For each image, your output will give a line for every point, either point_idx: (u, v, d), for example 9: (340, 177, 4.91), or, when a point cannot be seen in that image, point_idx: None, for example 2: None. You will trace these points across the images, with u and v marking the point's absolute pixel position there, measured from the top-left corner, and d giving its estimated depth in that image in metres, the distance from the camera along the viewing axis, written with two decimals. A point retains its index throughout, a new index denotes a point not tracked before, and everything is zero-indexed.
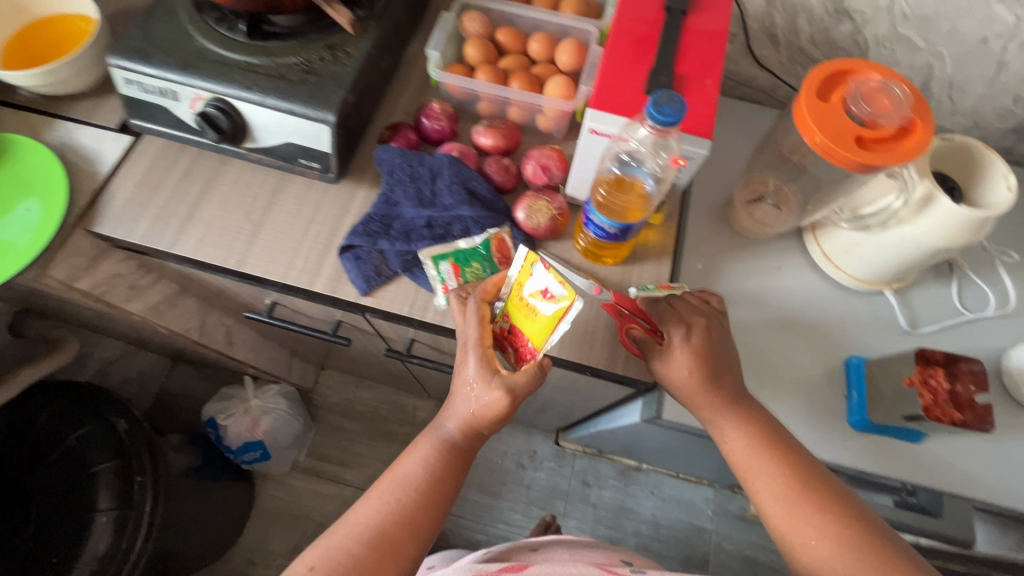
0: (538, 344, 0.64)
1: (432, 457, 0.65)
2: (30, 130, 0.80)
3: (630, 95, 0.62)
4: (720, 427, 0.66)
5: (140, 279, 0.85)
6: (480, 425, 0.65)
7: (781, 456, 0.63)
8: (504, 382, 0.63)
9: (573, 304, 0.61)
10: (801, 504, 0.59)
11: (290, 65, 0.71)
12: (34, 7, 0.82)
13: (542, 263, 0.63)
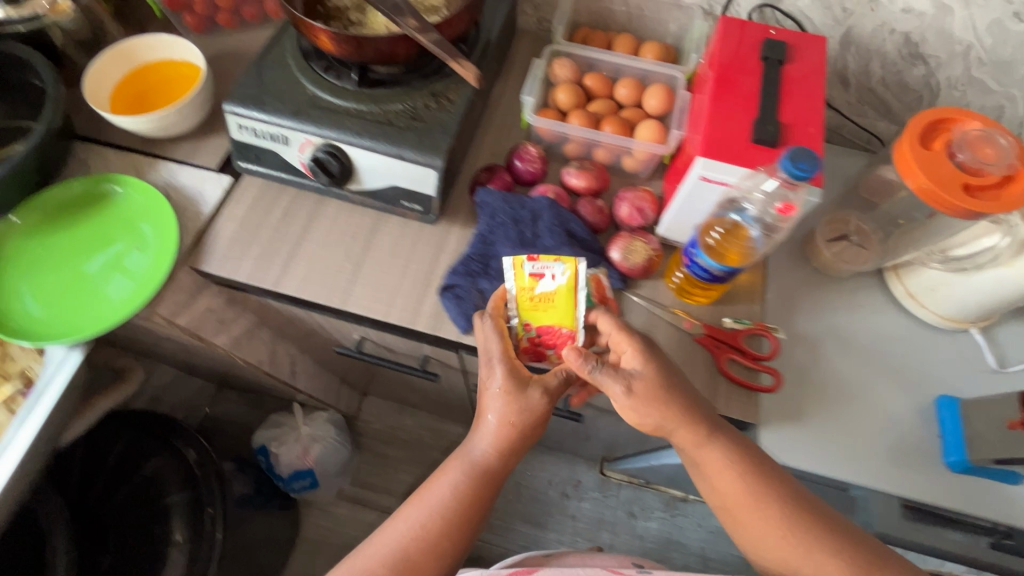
0: (570, 322, 0.69)
1: (464, 479, 0.66)
2: (135, 170, 0.84)
3: (739, 141, 0.65)
4: (703, 454, 0.65)
5: (227, 311, 0.87)
6: (510, 443, 0.67)
7: (775, 487, 0.63)
8: (534, 396, 0.66)
9: (576, 267, 0.69)
10: (789, 539, 0.61)
11: (397, 112, 0.73)
12: (141, 53, 0.85)
13: (529, 260, 0.69)
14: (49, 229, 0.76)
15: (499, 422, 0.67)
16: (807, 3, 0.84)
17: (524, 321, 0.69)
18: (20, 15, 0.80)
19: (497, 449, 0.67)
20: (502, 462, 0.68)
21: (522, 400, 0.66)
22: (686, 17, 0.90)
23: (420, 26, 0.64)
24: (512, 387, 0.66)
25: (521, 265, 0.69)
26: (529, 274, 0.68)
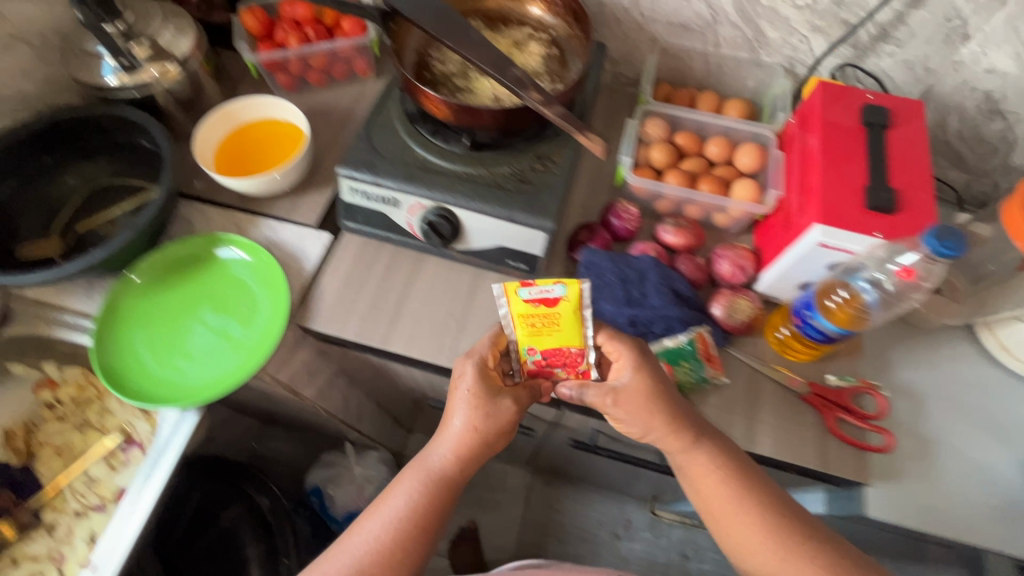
0: (579, 341, 0.65)
1: (415, 489, 0.66)
2: (237, 227, 0.85)
3: (853, 208, 0.66)
4: (692, 459, 0.64)
5: (308, 359, 0.87)
6: (475, 451, 0.67)
7: (746, 491, 0.62)
8: (499, 405, 0.66)
9: (578, 286, 0.63)
10: (766, 542, 0.60)
11: (505, 175, 0.76)
12: (243, 115, 0.88)
13: (524, 286, 0.62)
14: (160, 291, 0.78)
15: (465, 429, 0.66)
16: (890, 62, 0.86)
17: (526, 348, 0.66)
18: (132, 82, 0.82)
19: (454, 454, 0.66)
20: (465, 470, 0.67)
21: (488, 407, 0.65)
22: (767, 74, 0.93)
23: (540, 98, 0.67)
24: (478, 395, 0.65)
25: (518, 292, 0.62)
26: (528, 300, 0.62)
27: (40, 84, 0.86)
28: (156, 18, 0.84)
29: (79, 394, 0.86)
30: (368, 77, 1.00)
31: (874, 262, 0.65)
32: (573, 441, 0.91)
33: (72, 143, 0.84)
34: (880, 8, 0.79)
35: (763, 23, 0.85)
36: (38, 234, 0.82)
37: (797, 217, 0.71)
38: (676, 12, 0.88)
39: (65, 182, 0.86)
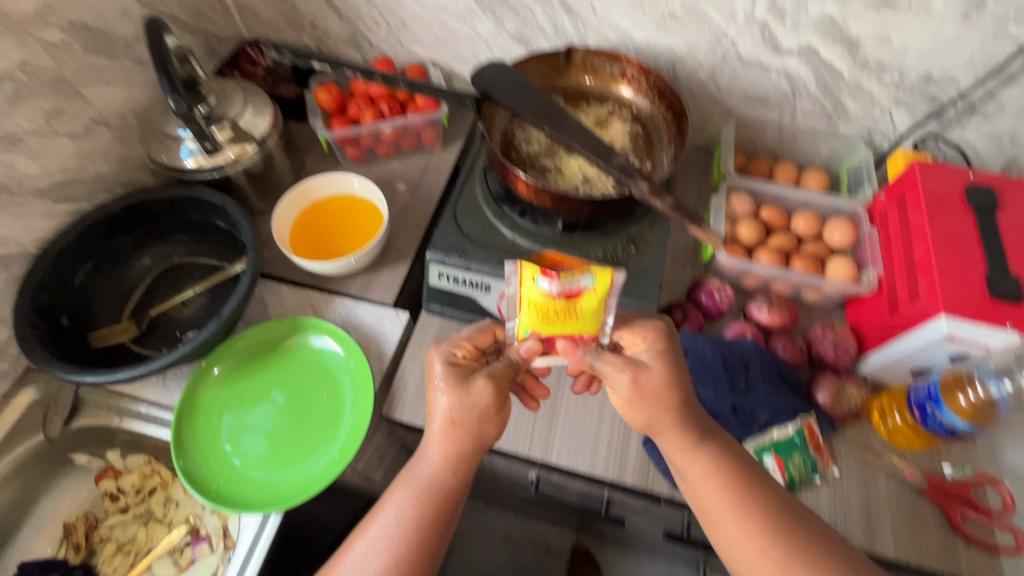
0: (594, 329, 0.56)
1: (409, 507, 0.55)
2: (312, 307, 0.83)
3: (976, 294, 0.64)
4: (687, 457, 0.55)
5: (381, 445, 0.83)
6: (468, 448, 0.57)
7: (755, 495, 0.52)
8: (475, 391, 0.56)
9: (609, 278, 0.54)
10: (762, 555, 0.49)
11: (598, 258, 0.73)
12: (319, 191, 0.87)
13: (545, 275, 0.53)
14: (240, 383, 0.75)
15: (447, 423, 0.56)
16: (975, 134, 0.84)
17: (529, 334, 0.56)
18: (210, 164, 0.82)
19: (444, 461, 0.56)
20: (464, 473, 0.57)
21: (464, 393, 0.56)
22: (843, 144, 0.91)
23: (648, 189, 0.64)
24: (449, 382, 0.57)
25: (535, 278, 0.53)
26: (549, 292, 0.52)
27: (117, 165, 0.85)
28: (235, 99, 0.85)
29: (142, 482, 0.81)
30: (435, 147, 1.00)
31: (1013, 359, 0.61)
32: (665, 530, 0.82)
33: (148, 226, 0.83)
34: (971, 84, 0.78)
35: (844, 96, 0.85)
36: (110, 320, 0.79)
37: (909, 300, 0.69)
38: (754, 86, 0.87)
39: (139, 264, 0.84)
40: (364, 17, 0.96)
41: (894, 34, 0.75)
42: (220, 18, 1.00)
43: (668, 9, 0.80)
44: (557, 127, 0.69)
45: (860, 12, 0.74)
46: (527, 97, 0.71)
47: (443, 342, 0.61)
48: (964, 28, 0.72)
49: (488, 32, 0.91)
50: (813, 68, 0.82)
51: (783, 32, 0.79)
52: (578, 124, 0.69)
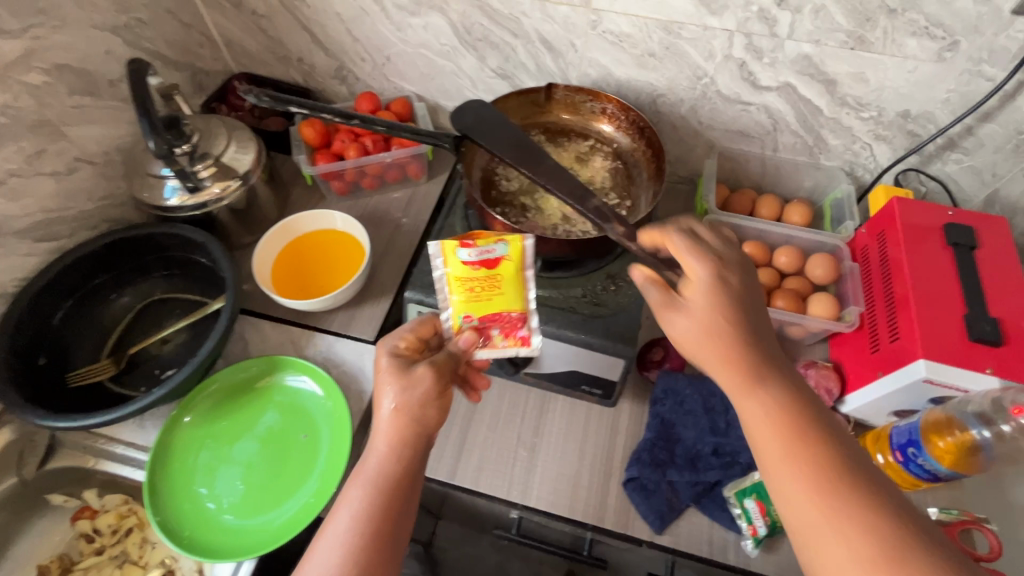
0: (519, 305, 0.66)
1: (359, 506, 0.52)
2: (293, 343, 0.83)
3: (955, 337, 0.63)
4: (748, 406, 0.48)
5: None
6: (416, 440, 0.55)
7: (821, 448, 0.46)
8: (418, 379, 0.56)
9: (520, 243, 0.66)
10: (831, 529, 0.42)
11: (577, 297, 0.73)
12: (302, 226, 0.87)
13: (464, 247, 0.65)
14: (216, 423, 0.74)
15: (393, 413, 0.55)
16: (956, 168, 0.84)
17: (462, 315, 0.65)
18: (194, 202, 0.82)
19: (391, 447, 0.54)
20: (414, 466, 0.54)
21: (409, 382, 0.56)
22: (825, 177, 0.92)
23: (624, 231, 0.62)
24: (393, 372, 0.57)
25: (457, 253, 0.65)
26: (469, 260, 0.64)
27: (100, 201, 0.85)
28: (219, 135, 0.85)
29: (118, 522, 0.80)
30: (420, 179, 1.01)
31: (993, 409, 0.59)
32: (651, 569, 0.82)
33: (129, 262, 0.84)
34: (949, 121, 0.78)
35: (825, 131, 0.85)
36: (88, 358, 0.79)
37: (889, 340, 0.69)
38: (735, 121, 0.87)
39: (121, 299, 0.84)
40: (349, 52, 0.96)
41: (870, 73, 0.75)
42: (208, 53, 1.01)
43: (647, 47, 0.80)
44: (534, 167, 0.67)
45: (837, 52, 0.74)
46: (503, 136, 0.69)
47: (390, 334, 0.62)
48: (939, 68, 0.72)
49: (471, 67, 0.92)
50: (792, 104, 0.82)
51: (761, 70, 0.79)
52: (555, 164, 0.67)
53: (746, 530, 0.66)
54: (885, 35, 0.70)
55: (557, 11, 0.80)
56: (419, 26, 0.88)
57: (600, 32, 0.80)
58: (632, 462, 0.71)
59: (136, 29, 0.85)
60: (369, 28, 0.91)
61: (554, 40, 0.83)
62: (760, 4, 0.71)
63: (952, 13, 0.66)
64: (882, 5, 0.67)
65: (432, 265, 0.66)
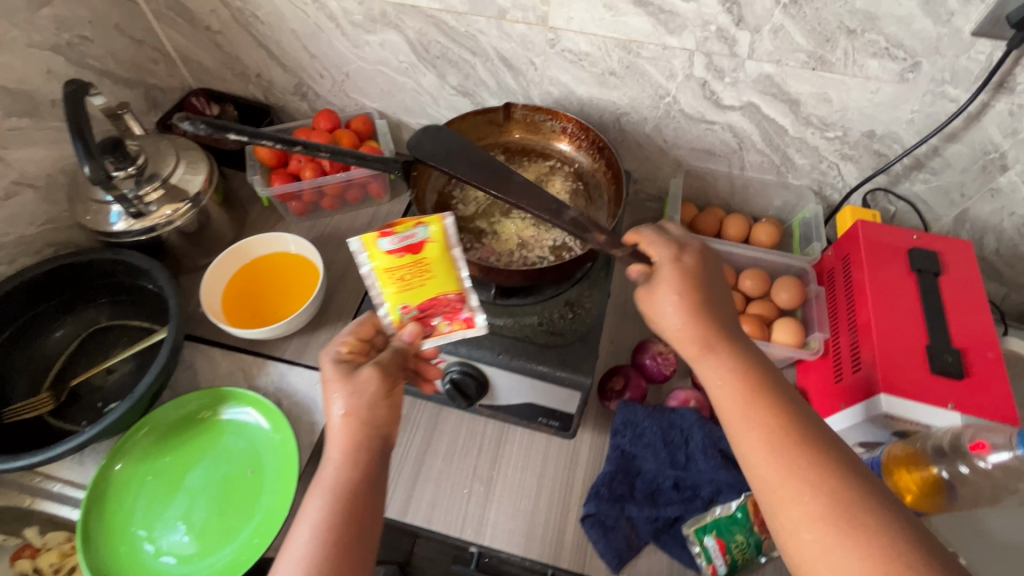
0: (454, 285, 0.65)
1: (322, 511, 0.50)
2: (243, 372, 0.80)
3: (917, 369, 0.61)
4: (710, 373, 0.53)
5: None
6: (372, 440, 0.54)
7: (775, 407, 0.50)
8: (362, 383, 0.55)
9: (440, 224, 0.66)
10: (795, 481, 0.46)
11: (532, 325, 0.71)
12: (254, 249, 0.84)
13: (384, 237, 0.64)
14: (158, 460, 0.71)
15: (343, 421, 0.54)
16: (924, 188, 0.83)
17: (401, 306, 0.63)
18: (140, 226, 0.79)
19: (347, 451, 0.53)
20: (372, 467, 0.53)
21: (354, 387, 0.55)
22: (794, 196, 0.90)
23: (607, 240, 0.59)
24: (337, 379, 0.56)
25: (378, 244, 0.63)
26: (391, 248, 0.63)
27: (44, 226, 0.83)
28: (168, 155, 0.82)
29: (62, 561, 0.75)
30: (383, 198, 0.98)
31: (952, 449, 0.56)
32: None
33: (73, 289, 0.81)
34: (914, 141, 0.76)
35: (791, 150, 0.83)
36: (27, 391, 0.76)
37: (852, 371, 0.67)
38: (700, 140, 0.85)
39: (64, 327, 0.81)
40: (307, 69, 0.94)
41: (833, 93, 0.73)
42: (163, 69, 0.98)
43: (607, 66, 0.78)
44: (503, 188, 0.63)
45: (798, 73, 0.72)
46: (468, 160, 0.65)
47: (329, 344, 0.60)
48: (901, 88, 0.70)
49: (432, 85, 0.90)
50: (757, 123, 0.80)
51: (723, 89, 0.77)
52: (525, 180, 0.63)
53: (706, 569, 0.64)
54: (845, 56, 0.68)
55: (514, 30, 0.77)
56: (375, 43, 0.85)
57: (559, 51, 0.78)
58: (589, 497, 0.68)
59: (80, 47, 0.82)
60: (325, 45, 0.88)
61: (513, 58, 0.81)
62: (718, 24, 0.69)
63: (911, 34, 0.64)
64: (841, 26, 0.65)
65: (358, 263, 0.64)
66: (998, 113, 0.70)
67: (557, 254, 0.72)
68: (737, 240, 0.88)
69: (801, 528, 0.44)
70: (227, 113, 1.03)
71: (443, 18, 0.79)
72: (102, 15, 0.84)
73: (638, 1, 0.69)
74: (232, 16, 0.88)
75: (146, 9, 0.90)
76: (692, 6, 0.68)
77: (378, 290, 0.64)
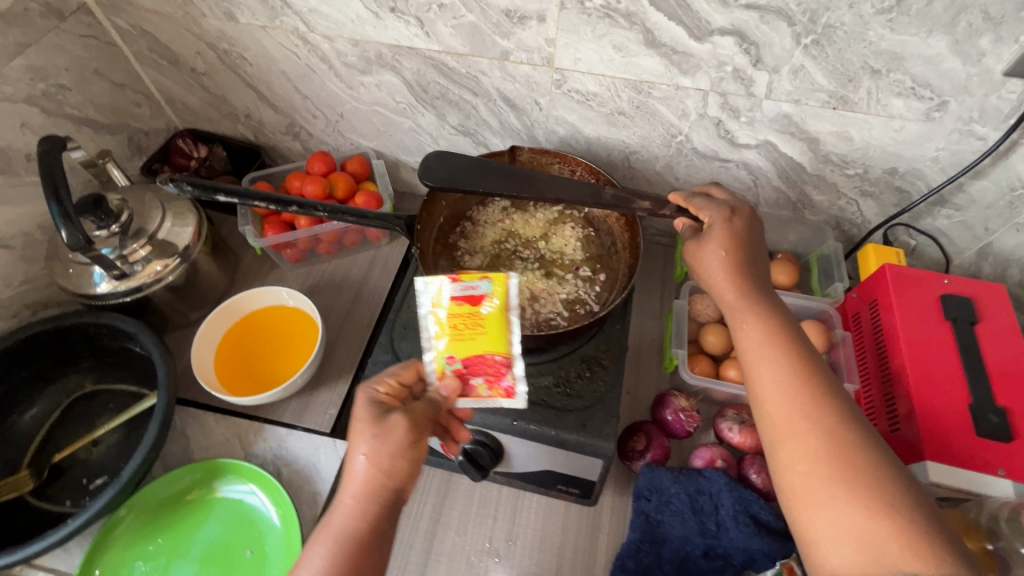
0: (505, 350, 0.55)
1: (323, 564, 0.44)
2: (239, 439, 0.75)
3: (962, 431, 0.58)
4: (739, 315, 0.53)
5: None
6: (387, 495, 0.47)
7: (799, 352, 0.49)
8: (389, 436, 0.47)
9: (506, 282, 0.56)
10: (802, 425, 0.45)
11: (548, 388, 0.66)
12: (248, 304, 0.80)
13: (448, 280, 0.55)
14: (147, 543, 0.66)
15: (364, 469, 0.47)
16: (947, 223, 0.79)
17: (445, 359, 0.54)
18: (124, 288, 0.74)
19: (359, 506, 0.47)
20: (384, 526, 0.47)
21: (380, 434, 0.48)
22: (811, 231, 0.86)
23: (650, 208, 0.65)
24: (365, 422, 0.49)
25: (440, 285, 0.55)
26: (452, 295, 0.54)
27: (21, 286, 0.78)
28: (154, 207, 0.77)
29: None
30: (382, 242, 0.93)
31: (1007, 523, 0.53)
32: None
33: (52, 355, 0.75)
34: (940, 179, 0.73)
35: (808, 187, 0.79)
36: (4, 470, 0.70)
37: (889, 428, 0.64)
38: (713, 177, 0.82)
39: (46, 394, 0.76)
40: (299, 110, 0.89)
41: (854, 131, 0.70)
42: (147, 112, 0.93)
43: (616, 106, 0.74)
44: (532, 192, 0.68)
45: (818, 112, 0.69)
46: (489, 174, 0.69)
47: (372, 379, 0.53)
48: (926, 127, 0.67)
49: (431, 125, 0.86)
50: (773, 160, 0.77)
51: (738, 128, 0.73)
52: (548, 179, 0.69)
53: None
54: (869, 95, 0.65)
55: (518, 71, 0.73)
56: (371, 84, 0.81)
57: (565, 91, 0.74)
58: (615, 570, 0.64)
59: (57, 96, 0.78)
60: (318, 86, 0.84)
61: (517, 98, 0.77)
62: (734, 65, 0.66)
63: (939, 74, 0.61)
64: (865, 66, 0.62)
65: (417, 304, 0.56)
66: None
67: (568, 310, 0.69)
68: None
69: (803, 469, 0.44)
70: (216, 154, 0.97)
71: (443, 59, 0.75)
72: (80, 61, 0.80)
73: (649, 42, 0.66)
74: (218, 58, 0.83)
75: (126, 52, 0.85)
76: (707, 47, 0.65)
77: (427, 334, 0.55)
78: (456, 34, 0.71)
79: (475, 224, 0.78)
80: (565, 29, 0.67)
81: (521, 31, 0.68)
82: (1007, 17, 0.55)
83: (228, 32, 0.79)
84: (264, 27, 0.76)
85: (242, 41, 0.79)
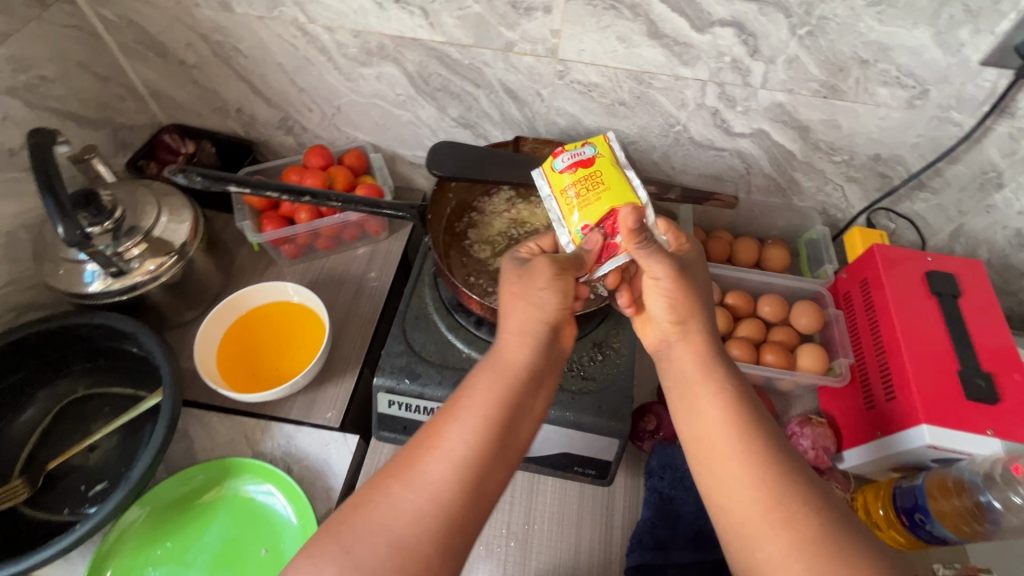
0: (634, 198, 0.58)
1: (485, 387, 0.47)
2: (245, 438, 0.73)
3: (954, 397, 0.62)
4: (694, 389, 0.51)
5: None
6: (539, 332, 0.51)
7: (759, 433, 0.47)
8: (538, 276, 0.51)
9: (606, 146, 0.61)
10: (758, 499, 0.44)
11: (563, 371, 0.68)
12: (250, 300, 0.79)
13: (557, 157, 0.60)
14: (157, 547, 0.64)
15: (520, 306, 0.52)
16: (924, 206, 0.83)
17: (582, 227, 0.57)
18: (119, 286, 0.71)
19: (524, 342, 0.50)
20: (542, 358, 0.51)
21: (526, 278, 0.52)
22: (798, 218, 0.90)
23: (657, 192, 0.74)
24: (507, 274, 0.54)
25: (550, 164, 0.60)
26: (562, 166, 0.59)
27: (5, 288, 0.74)
28: (148, 204, 0.75)
29: None
30: (381, 236, 0.93)
31: (1002, 479, 0.56)
32: None
33: (42, 359, 0.72)
34: (918, 164, 0.77)
35: (798, 174, 0.83)
36: None
37: (885, 398, 0.67)
38: (708, 166, 0.84)
39: (37, 400, 0.73)
40: (295, 103, 0.88)
41: (842, 119, 0.74)
42: (130, 106, 0.89)
43: (616, 97, 0.76)
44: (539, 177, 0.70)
45: (809, 101, 0.72)
46: (496, 163, 0.70)
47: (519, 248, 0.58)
48: (908, 114, 0.71)
49: (430, 117, 0.85)
50: (765, 149, 0.80)
51: (734, 117, 0.76)
52: None
53: None
54: (857, 85, 0.69)
55: (522, 62, 0.74)
56: (371, 76, 0.81)
57: (568, 82, 0.76)
58: (633, 547, 0.66)
59: (40, 88, 0.75)
60: (316, 78, 0.83)
61: (519, 89, 0.78)
62: (733, 55, 0.68)
63: (922, 64, 0.66)
64: (854, 56, 0.66)
65: (540, 193, 0.61)
66: (999, 136, 0.71)
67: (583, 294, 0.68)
68: (748, 263, 0.88)
69: (733, 531, 0.44)
70: (204, 150, 0.95)
71: (446, 50, 0.75)
72: (63, 52, 0.76)
73: (652, 33, 0.68)
74: (211, 50, 0.81)
75: (111, 44, 0.82)
76: (707, 38, 0.67)
77: (556, 212, 0.59)
78: (461, 25, 0.71)
79: (480, 214, 0.79)
80: (571, 20, 0.68)
81: (526, 22, 0.69)
82: (984, 10, 0.60)
83: (223, 23, 0.77)
84: (262, 17, 0.75)
85: (237, 32, 0.78)
